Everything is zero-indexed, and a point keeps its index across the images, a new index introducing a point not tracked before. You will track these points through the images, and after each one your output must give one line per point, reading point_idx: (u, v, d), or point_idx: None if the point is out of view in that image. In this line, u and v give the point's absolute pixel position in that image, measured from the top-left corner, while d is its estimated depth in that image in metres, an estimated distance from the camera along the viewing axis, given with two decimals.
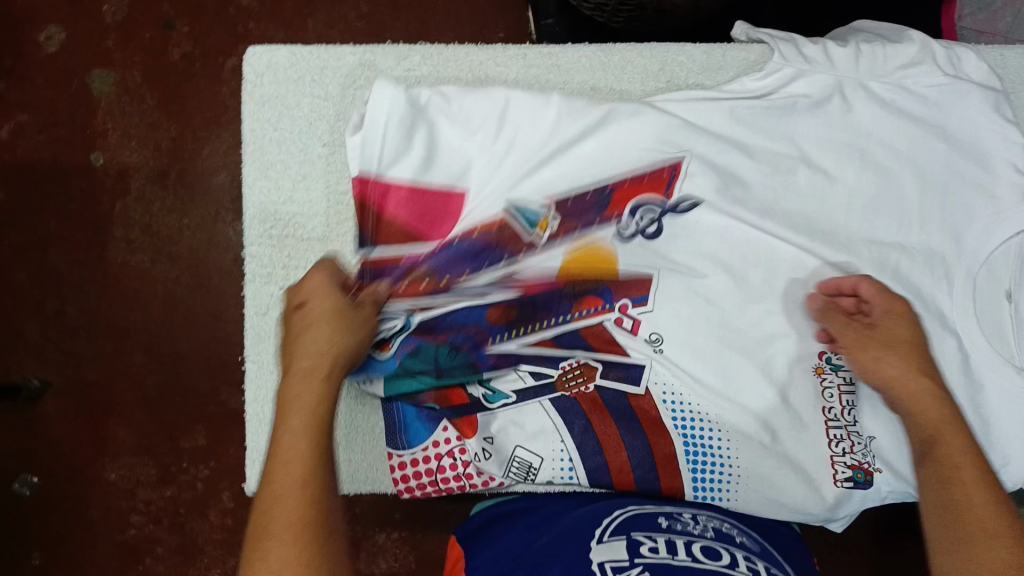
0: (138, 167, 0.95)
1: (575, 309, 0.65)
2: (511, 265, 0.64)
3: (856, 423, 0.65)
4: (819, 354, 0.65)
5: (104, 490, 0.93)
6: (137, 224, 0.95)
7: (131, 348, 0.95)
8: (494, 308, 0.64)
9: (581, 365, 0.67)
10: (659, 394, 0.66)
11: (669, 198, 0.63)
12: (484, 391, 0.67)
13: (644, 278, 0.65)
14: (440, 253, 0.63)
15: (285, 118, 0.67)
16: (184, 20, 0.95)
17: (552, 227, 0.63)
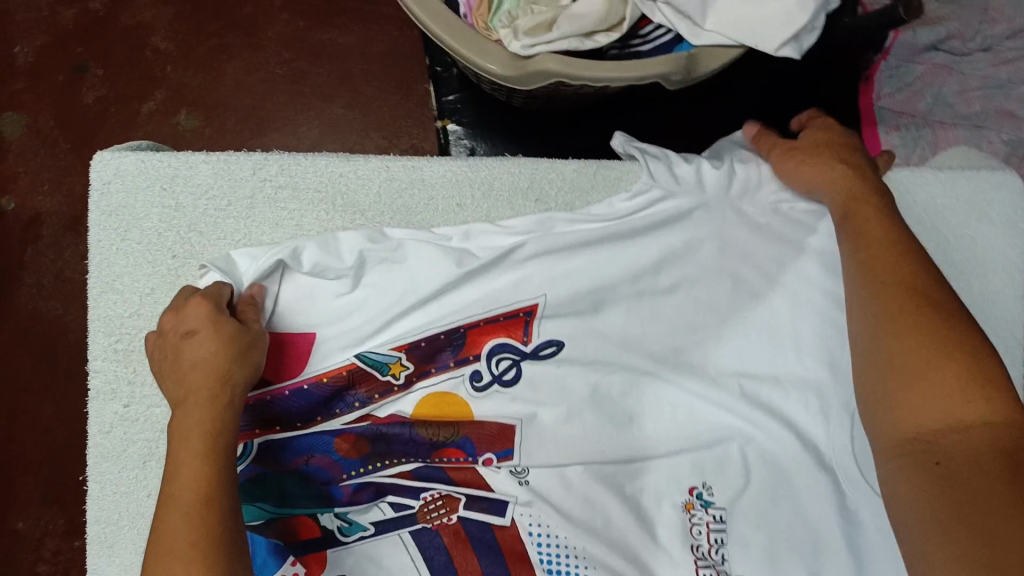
0: (51, 213, 0.92)
1: (436, 455, 0.49)
2: (362, 409, 0.50)
3: (727, 565, 0.47)
4: (687, 490, 0.50)
5: (10, 544, 0.90)
6: (49, 271, 0.92)
7: (40, 397, 0.92)
8: (340, 437, 0.49)
9: (445, 495, 0.48)
10: (526, 525, 0.47)
11: (528, 343, 0.52)
12: (338, 521, 0.46)
13: (505, 426, 0.51)
14: (281, 397, 0.49)
15: (134, 228, 0.50)
16: (98, 63, 0.91)
17: (407, 372, 0.51)
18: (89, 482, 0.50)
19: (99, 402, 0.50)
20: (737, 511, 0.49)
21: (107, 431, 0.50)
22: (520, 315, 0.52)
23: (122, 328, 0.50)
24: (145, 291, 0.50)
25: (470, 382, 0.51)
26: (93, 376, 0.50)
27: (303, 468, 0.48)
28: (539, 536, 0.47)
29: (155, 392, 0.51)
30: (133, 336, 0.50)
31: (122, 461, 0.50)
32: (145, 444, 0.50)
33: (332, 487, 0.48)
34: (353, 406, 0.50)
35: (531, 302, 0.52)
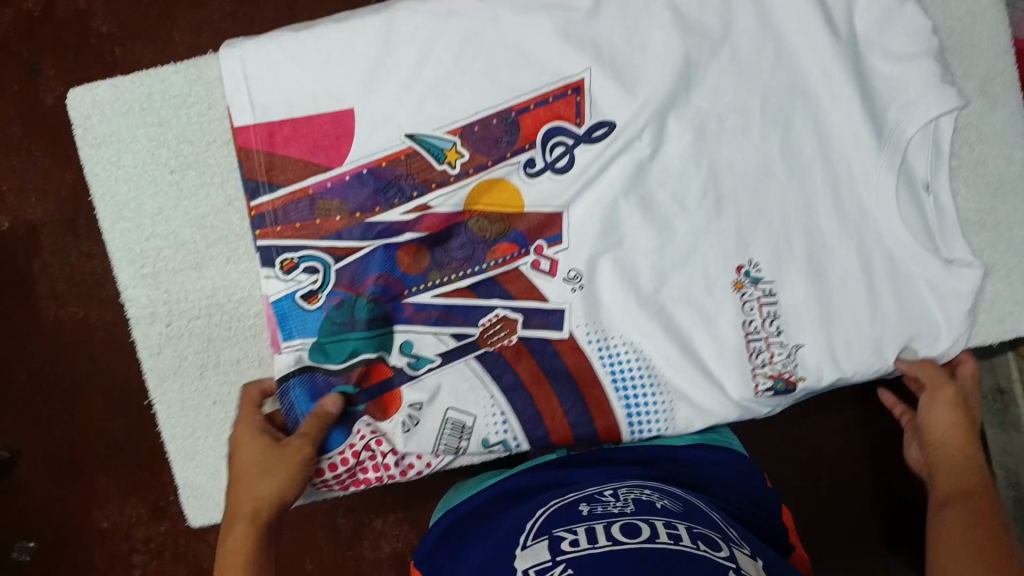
0: (46, 221, 0.93)
1: (490, 257, 0.55)
2: (421, 200, 0.53)
3: (781, 333, 0.55)
4: (735, 270, 0.55)
5: (100, 538, 0.96)
6: (60, 277, 0.94)
7: (89, 399, 0.96)
8: (401, 251, 0.53)
9: (501, 317, 0.55)
10: (584, 336, 0.55)
11: (581, 125, 0.53)
12: (407, 359, 0.54)
13: (554, 214, 0.55)
14: (340, 184, 0.52)
15: (127, 155, 0.51)
16: (47, 61, 0.91)
17: (463, 160, 0.53)
18: (155, 404, 0.53)
19: (142, 327, 0.52)
20: (787, 281, 0.55)
21: (158, 353, 0.52)
22: (569, 95, 0.53)
23: (145, 252, 0.52)
24: (154, 212, 0.52)
25: (525, 169, 0.53)
26: (130, 304, 0.52)
27: (372, 288, 0.53)
28: (598, 343, 0.56)
29: (193, 305, 0.52)
30: (157, 258, 0.52)
31: (177, 379, 0.52)
32: (196, 356, 0.52)
33: (396, 303, 0.54)
34: (411, 196, 0.53)
35: (577, 79, 0.52)
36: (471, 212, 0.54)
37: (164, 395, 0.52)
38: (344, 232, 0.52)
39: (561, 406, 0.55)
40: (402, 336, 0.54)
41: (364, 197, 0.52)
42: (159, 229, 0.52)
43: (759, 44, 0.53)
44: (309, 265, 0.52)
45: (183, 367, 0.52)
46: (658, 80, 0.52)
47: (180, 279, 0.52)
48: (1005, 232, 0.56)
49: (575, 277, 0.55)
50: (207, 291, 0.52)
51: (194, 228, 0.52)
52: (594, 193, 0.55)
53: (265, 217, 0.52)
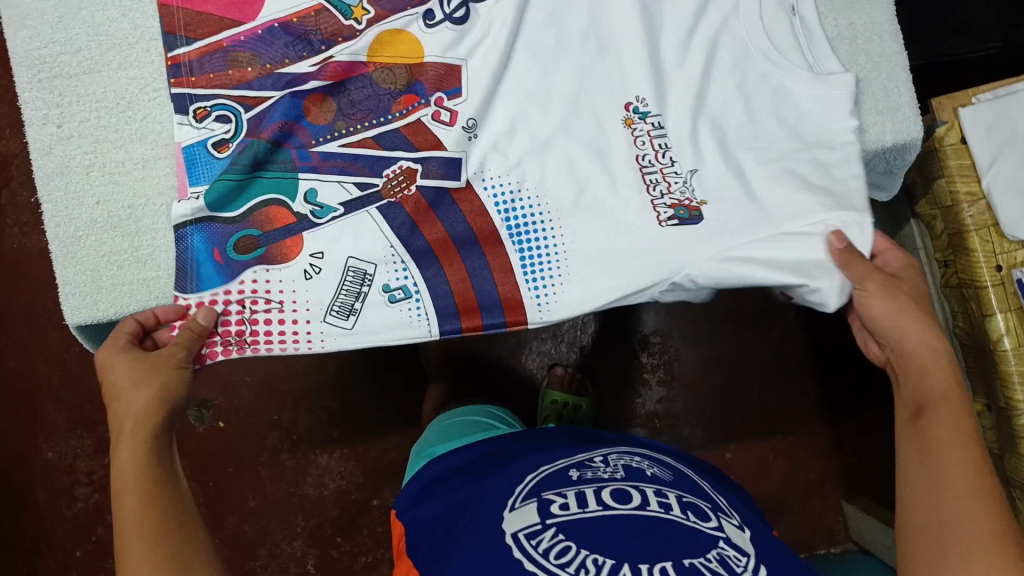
0: (16, 153, 0.98)
1: (391, 108, 0.55)
2: (326, 51, 0.53)
3: (675, 163, 0.54)
4: (624, 107, 0.54)
5: (44, 469, 0.95)
6: (26, 207, 0.97)
7: (45, 327, 0.97)
8: (307, 101, 0.53)
9: (403, 170, 0.55)
10: (479, 181, 0.55)
11: None
12: (311, 207, 0.54)
13: (452, 67, 0.55)
14: (252, 37, 0.53)
15: None
16: None
17: (369, 15, 0.53)
18: (42, 204, 0.54)
19: (34, 128, 0.54)
20: (671, 119, 0.55)
21: (47, 153, 0.54)
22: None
23: (43, 59, 0.55)
24: (54, 19, 0.55)
25: (424, 20, 0.53)
26: (24, 108, 0.54)
27: (274, 135, 0.53)
28: (492, 187, 0.55)
29: (84, 109, 0.54)
30: (54, 64, 0.55)
31: (64, 178, 0.54)
32: (84, 157, 0.54)
33: (304, 151, 0.54)
34: (320, 49, 0.53)
35: None
36: (376, 64, 0.54)
37: (50, 194, 0.54)
38: (255, 84, 0.53)
39: (431, 207, 0.55)
40: (307, 184, 0.54)
41: (276, 49, 0.53)
42: (58, 37, 0.55)
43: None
44: (222, 114, 0.53)
45: (71, 166, 0.54)
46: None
47: (74, 84, 0.55)
48: (862, 43, 0.55)
49: (473, 125, 0.55)
50: (98, 95, 0.55)
51: (90, 37, 0.55)
52: (487, 42, 0.54)
53: (181, 68, 0.52)
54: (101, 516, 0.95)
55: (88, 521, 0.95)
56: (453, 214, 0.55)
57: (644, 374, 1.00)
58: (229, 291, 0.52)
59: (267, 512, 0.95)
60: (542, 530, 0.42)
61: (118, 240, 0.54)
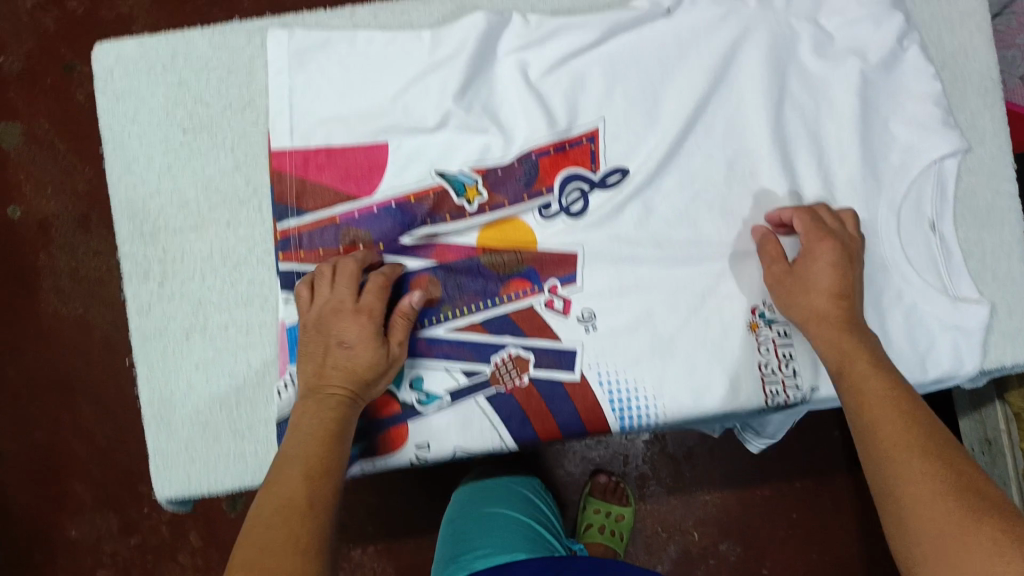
0: (59, 215, 0.94)
1: (500, 292, 0.53)
2: (434, 231, 0.52)
3: (796, 376, 0.53)
4: (750, 311, 0.53)
5: (67, 547, 0.93)
6: (65, 272, 0.95)
7: (78, 398, 0.94)
8: (414, 283, 0.52)
9: (513, 358, 0.53)
10: (595, 376, 0.53)
11: (596, 173, 0.53)
12: (416, 395, 0.52)
13: (567, 254, 0.53)
14: (364, 214, 0.51)
15: (142, 111, 0.51)
16: (82, 60, 0.93)
17: (481, 199, 0.52)
18: (137, 365, 0.51)
19: (136, 284, 0.52)
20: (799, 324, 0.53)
21: (147, 312, 0.52)
22: (584, 144, 0.53)
23: (147, 209, 0.52)
24: (161, 169, 0.52)
25: (538, 210, 0.53)
26: (126, 261, 0.52)
27: None
28: (609, 384, 0.53)
29: (187, 267, 0.52)
30: (159, 216, 0.52)
31: (163, 340, 0.52)
32: (185, 319, 0.52)
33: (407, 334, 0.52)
34: (425, 223, 0.52)
35: (591, 128, 0.53)
36: (484, 247, 0.53)
37: (147, 355, 0.51)
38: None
39: (544, 401, 0.52)
40: (414, 371, 0.52)
41: (388, 227, 0.52)
42: (165, 188, 0.52)
43: (747, 71, 0.54)
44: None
45: (172, 328, 0.52)
46: (665, 132, 0.53)
47: (180, 239, 0.52)
48: (989, 261, 0.55)
49: (588, 316, 0.53)
50: (204, 253, 0.52)
51: (198, 191, 0.52)
52: (608, 236, 0.53)
53: (290, 241, 0.51)
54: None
55: None
56: (565, 409, 0.52)
57: (699, 493, 0.98)
58: None
59: None
60: None
61: (216, 410, 0.51)
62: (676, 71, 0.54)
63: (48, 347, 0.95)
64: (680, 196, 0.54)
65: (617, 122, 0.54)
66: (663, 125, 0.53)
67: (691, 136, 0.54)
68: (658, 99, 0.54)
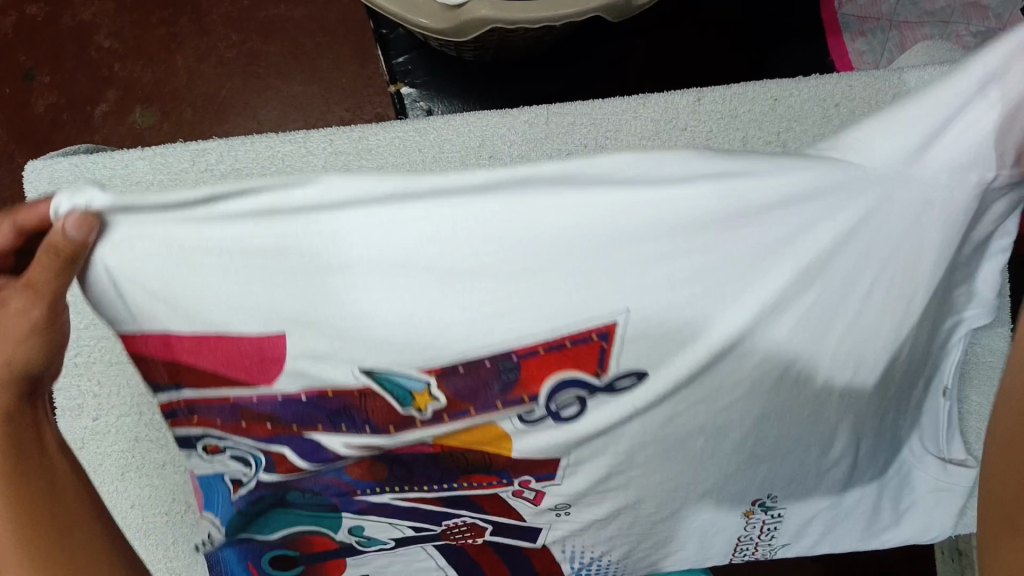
0: None
1: (463, 478, 0.45)
2: (373, 437, 0.42)
3: (774, 539, 0.49)
4: (750, 504, 0.47)
5: None
6: None
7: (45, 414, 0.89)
8: (353, 464, 0.44)
9: (468, 522, 0.47)
10: (561, 550, 0.49)
11: (604, 375, 0.39)
12: (356, 538, 0.47)
13: (550, 458, 0.43)
14: (273, 402, 0.40)
15: None
16: (43, 68, 0.87)
17: (438, 404, 0.41)
18: None
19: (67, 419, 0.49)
20: (796, 513, 0.48)
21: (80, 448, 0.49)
22: (595, 341, 0.38)
23: (81, 341, 0.49)
24: None
25: (518, 417, 0.41)
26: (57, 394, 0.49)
27: (309, 483, 0.45)
28: (574, 554, 0.49)
29: (124, 402, 0.49)
30: (94, 348, 0.49)
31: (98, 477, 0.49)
32: (120, 455, 0.49)
33: (347, 498, 0.45)
34: (362, 429, 0.42)
35: (608, 323, 0.38)
36: (442, 446, 0.43)
37: None
38: (276, 439, 0.42)
39: (501, 560, 0.50)
40: (354, 522, 0.46)
41: (305, 418, 0.41)
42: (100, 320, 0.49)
43: (824, 254, 0.37)
44: (237, 452, 0.43)
45: (107, 464, 0.49)
46: (680, 328, 0.38)
47: (115, 372, 0.49)
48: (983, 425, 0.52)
49: (562, 506, 0.46)
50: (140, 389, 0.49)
51: None
52: (600, 439, 0.42)
53: (177, 411, 0.42)
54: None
55: None
56: (517, 555, 0.49)
57: None
58: None
59: None
60: None
61: (152, 549, 0.49)
62: (711, 236, 0.36)
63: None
64: (701, 402, 0.41)
65: None
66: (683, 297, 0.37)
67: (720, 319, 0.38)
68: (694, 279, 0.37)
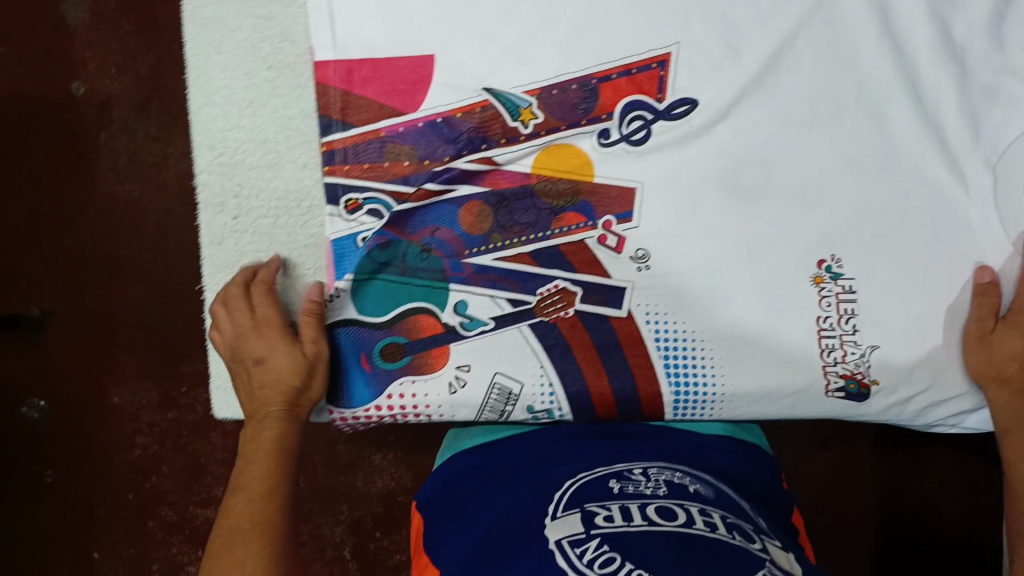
0: (118, 94, 0.76)
1: (555, 224, 0.52)
2: (485, 152, 0.51)
3: (856, 332, 0.51)
4: (817, 264, 0.51)
5: (107, 420, 0.78)
6: (123, 150, 0.76)
7: (124, 281, 0.77)
8: (464, 208, 0.52)
9: (561, 289, 0.52)
10: (642, 315, 0.52)
11: (661, 101, 0.51)
12: (459, 318, 0.53)
13: (625, 189, 0.52)
14: (412, 129, 0.51)
15: (228, 42, 0.51)
16: None
17: (536, 121, 0.51)
18: (205, 291, 0.53)
19: (208, 213, 0.53)
20: (868, 279, 0.51)
21: (219, 243, 0.53)
22: (653, 68, 0.50)
23: (225, 141, 0.52)
24: (244, 104, 0.52)
25: (597, 137, 0.51)
26: (201, 190, 0.52)
27: (429, 239, 0.52)
28: (656, 324, 0.52)
29: (262, 202, 0.53)
30: (237, 149, 0.52)
31: (234, 271, 0.53)
32: (255, 253, 0.53)
33: (455, 260, 0.52)
34: (479, 147, 0.51)
35: (663, 52, 0.50)
36: (538, 176, 0.52)
37: (216, 285, 0.53)
38: (411, 177, 0.52)
39: (589, 335, 0.52)
40: (458, 295, 0.53)
41: (435, 145, 0.52)
42: (244, 122, 0.52)
43: (836, 29, 0.51)
44: (373, 209, 0.52)
45: (242, 261, 0.53)
46: (743, 70, 0.50)
47: (254, 174, 0.52)
48: None
49: (641, 257, 0.52)
50: (277, 191, 0.53)
51: (276, 128, 0.52)
52: (665, 169, 0.52)
53: (335, 154, 0.52)
54: (161, 486, 0.79)
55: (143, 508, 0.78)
56: (609, 343, 0.52)
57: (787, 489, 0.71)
58: (378, 402, 0.53)
59: None
60: (586, 540, 0.37)
61: None
62: (766, 3, 0.50)
63: (47, 213, 0.77)
64: (758, 145, 0.51)
65: (699, 62, 0.50)
66: (747, 49, 0.50)
67: (775, 70, 0.51)
68: (745, 35, 0.50)
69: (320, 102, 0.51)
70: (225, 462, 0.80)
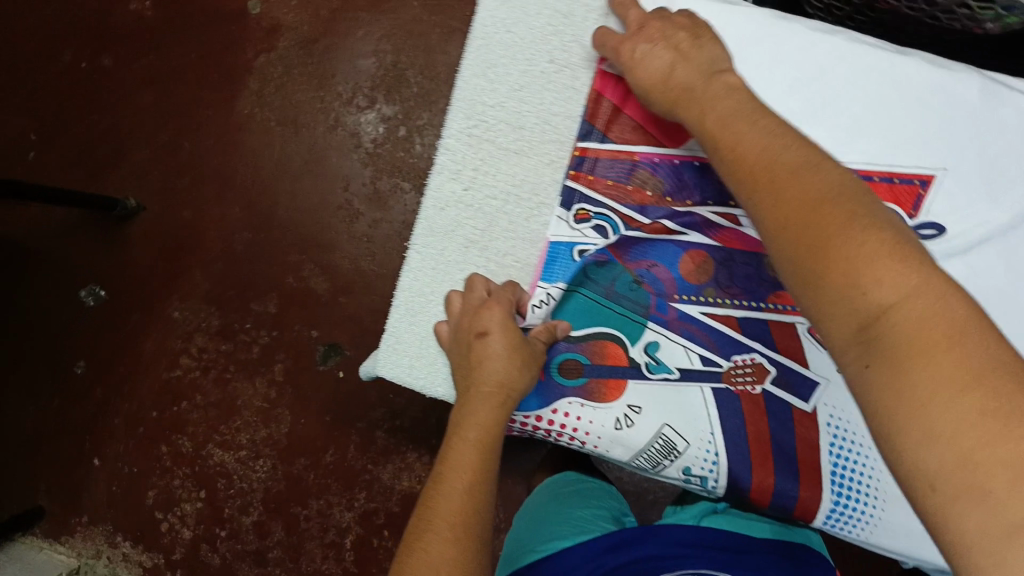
0: (291, 27, 0.90)
1: (771, 299, 0.52)
2: (731, 209, 0.51)
3: None
4: None
5: (164, 325, 0.89)
6: (273, 82, 0.90)
7: (230, 201, 0.89)
8: (687, 254, 0.52)
9: (755, 364, 0.52)
10: (825, 415, 0.52)
11: (913, 218, 0.51)
12: (647, 358, 0.52)
13: None
14: (667, 163, 0.51)
15: (521, 24, 0.52)
16: None
17: None
18: (411, 249, 0.53)
19: (442, 176, 0.53)
20: None
21: (442, 209, 0.53)
22: (915, 185, 0.51)
23: (484, 114, 0.53)
24: (514, 86, 0.52)
25: None
26: (444, 153, 0.53)
27: (643, 272, 0.52)
28: (836, 427, 0.52)
29: (496, 184, 0.53)
30: (493, 125, 0.53)
31: (447, 241, 0.53)
32: (471, 230, 0.53)
33: (662, 300, 0.52)
34: (727, 202, 0.51)
35: (929, 172, 0.51)
36: None
37: (425, 248, 0.53)
38: (647, 208, 0.52)
39: (768, 417, 0.52)
40: (652, 335, 0.52)
41: (685, 187, 0.51)
42: (508, 103, 0.52)
43: None
44: (601, 225, 0.52)
45: (457, 233, 0.53)
46: (998, 214, 0.50)
47: (498, 155, 0.53)
48: None
49: None
50: (515, 179, 0.53)
51: (537, 120, 0.52)
52: None
53: (584, 160, 0.52)
54: (187, 414, 0.87)
55: (177, 393, 0.88)
56: (786, 431, 0.52)
57: None
58: (540, 414, 0.52)
59: (334, 473, 0.86)
60: None
61: None
62: None
63: (168, 110, 0.91)
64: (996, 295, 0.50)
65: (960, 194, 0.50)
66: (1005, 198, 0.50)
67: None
68: (1007, 179, 0.50)
69: (588, 109, 0.52)
70: (258, 411, 0.87)
